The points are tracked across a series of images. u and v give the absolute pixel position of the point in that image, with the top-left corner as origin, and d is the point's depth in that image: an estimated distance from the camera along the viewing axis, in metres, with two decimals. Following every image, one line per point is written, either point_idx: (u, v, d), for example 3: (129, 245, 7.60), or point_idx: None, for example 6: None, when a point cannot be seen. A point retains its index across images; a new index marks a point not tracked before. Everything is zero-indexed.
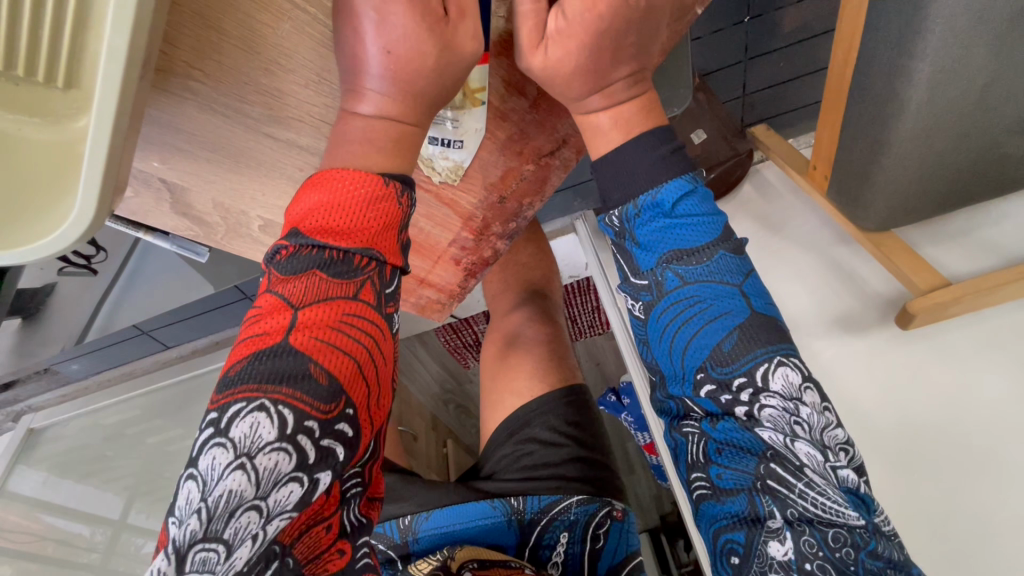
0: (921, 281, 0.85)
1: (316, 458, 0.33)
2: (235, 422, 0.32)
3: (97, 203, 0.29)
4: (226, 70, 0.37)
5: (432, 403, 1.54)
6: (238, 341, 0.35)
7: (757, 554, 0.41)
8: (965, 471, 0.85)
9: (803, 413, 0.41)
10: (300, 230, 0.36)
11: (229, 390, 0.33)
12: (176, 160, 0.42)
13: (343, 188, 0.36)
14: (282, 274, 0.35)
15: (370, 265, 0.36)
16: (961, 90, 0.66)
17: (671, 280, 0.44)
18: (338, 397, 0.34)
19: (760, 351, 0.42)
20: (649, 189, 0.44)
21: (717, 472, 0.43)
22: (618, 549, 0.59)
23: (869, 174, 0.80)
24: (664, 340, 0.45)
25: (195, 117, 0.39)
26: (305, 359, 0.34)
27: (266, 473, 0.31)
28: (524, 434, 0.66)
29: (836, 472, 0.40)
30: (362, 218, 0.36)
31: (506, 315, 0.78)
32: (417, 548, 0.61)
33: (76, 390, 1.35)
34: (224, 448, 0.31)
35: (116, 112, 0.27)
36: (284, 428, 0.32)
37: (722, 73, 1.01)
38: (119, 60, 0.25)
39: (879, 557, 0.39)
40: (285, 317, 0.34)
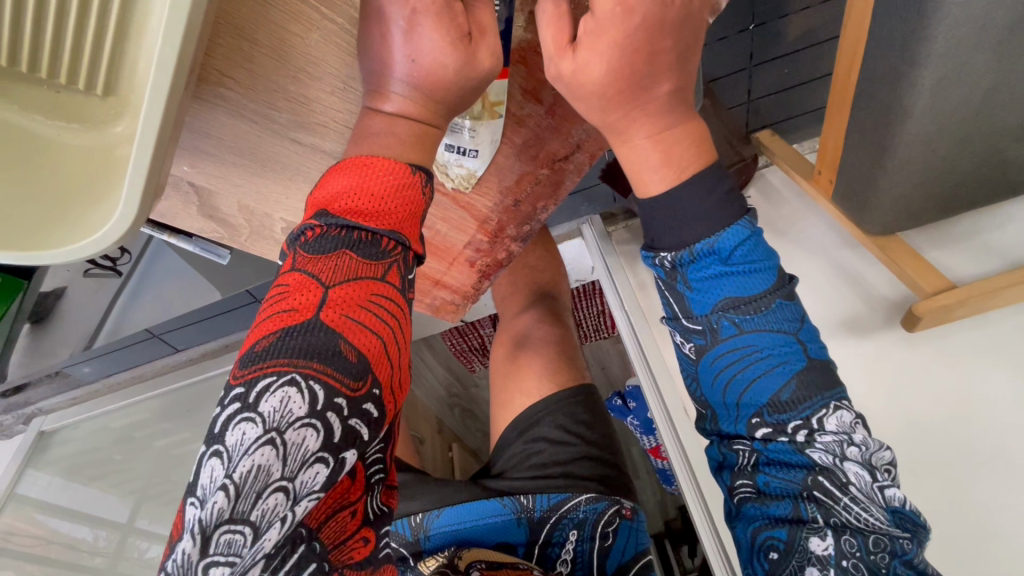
0: (926, 284, 0.86)
1: (342, 437, 0.34)
2: (266, 396, 0.33)
3: (139, 203, 0.31)
4: (257, 78, 0.39)
5: (438, 406, 1.55)
6: (263, 317, 0.36)
7: (798, 549, 0.43)
8: (971, 473, 0.85)
9: (857, 438, 0.44)
10: (330, 211, 0.37)
11: (258, 363, 0.34)
12: (205, 164, 0.44)
13: (370, 174, 0.38)
14: (309, 252, 0.36)
15: (397, 249, 0.38)
16: (964, 96, 0.68)
17: (727, 328, 0.45)
18: (365, 375, 0.36)
19: (817, 398, 0.45)
20: (706, 237, 0.43)
21: (764, 480, 0.45)
22: (627, 546, 0.59)
23: (874, 178, 0.82)
24: (717, 380, 0.47)
25: (226, 123, 0.41)
26: (335, 336, 0.35)
27: (295, 449, 0.33)
28: (534, 433, 0.67)
29: (882, 491, 0.43)
30: (388, 204, 0.38)
31: (516, 317, 0.79)
32: (428, 546, 0.62)
33: (86, 393, 1.36)
34: (254, 423, 0.32)
35: (163, 117, 0.28)
36: (315, 404, 0.33)
37: (729, 79, 1.03)
38: (168, 67, 0.27)
39: (914, 567, 0.41)
40: (315, 295, 0.35)
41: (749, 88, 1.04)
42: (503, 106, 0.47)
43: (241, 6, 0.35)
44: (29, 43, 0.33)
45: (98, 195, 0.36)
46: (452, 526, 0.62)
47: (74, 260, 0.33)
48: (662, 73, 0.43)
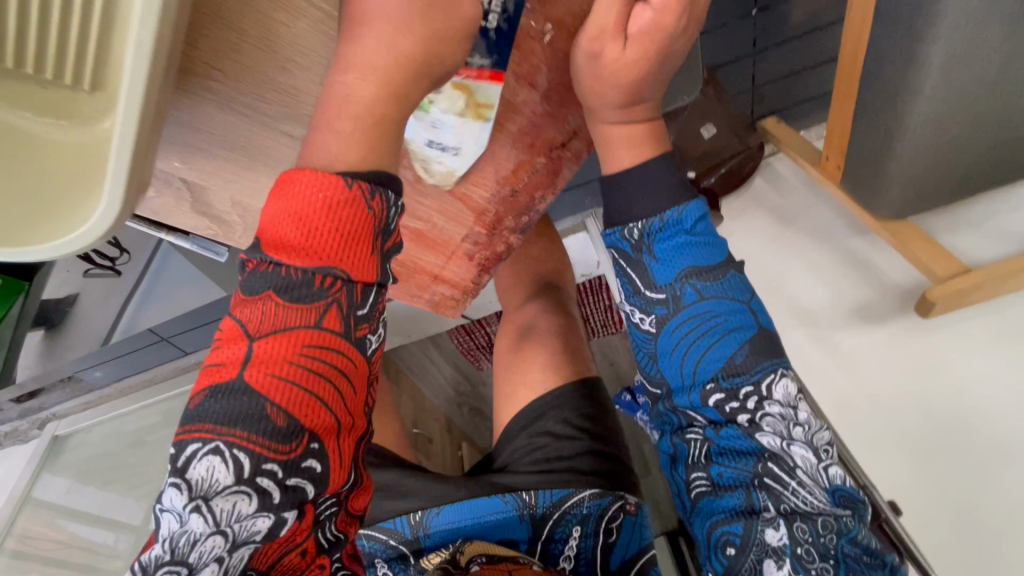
0: (939, 269, 0.84)
1: (279, 496, 0.35)
2: (193, 463, 0.33)
3: (123, 197, 0.30)
4: (245, 70, 0.38)
5: (446, 406, 1.50)
6: (203, 367, 0.36)
7: (754, 543, 0.43)
8: (990, 462, 0.83)
9: (802, 417, 0.44)
10: (262, 241, 0.35)
11: (189, 424, 0.34)
12: (196, 159, 0.44)
13: (304, 195, 0.34)
14: (243, 297, 0.35)
15: (334, 287, 0.35)
16: (974, 73, 0.66)
17: (689, 295, 0.45)
18: (300, 434, 0.35)
19: (767, 363, 0.45)
20: (673, 207, 0.46)
21: (718, 471, 0.45)
22: (631, 541, 0.58)
23: (883, 163, 0.80)
24: (676, 352, 0.46)
25: (214, 116, 0.40)
26: (259, 398, 0.34)
27: (224, 514, 0.33)
28: (539, 427, 0.67)
29: (825, 472, 0.43)
30: (320, 232, 0.34)
31: (519, 308, 0.78)
32: (428, 544, 0.62)
33: (98, 397, 1.36)
34: (180, 490, 0.33)
35: (143, 110, 0.28)
36: (241, 472, 0.33)
37: (731, 66, 0.98)
38: (145, 55, 0.26)
39: (859, 544, 0.42)
40: (241, 349, 0.35)
41: (753, 75, 1.01)
42: (493, 109, 0.46)
43: None
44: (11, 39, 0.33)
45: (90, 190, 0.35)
46: (452, 523, 0.63)
47: (60, 255, 0.33)
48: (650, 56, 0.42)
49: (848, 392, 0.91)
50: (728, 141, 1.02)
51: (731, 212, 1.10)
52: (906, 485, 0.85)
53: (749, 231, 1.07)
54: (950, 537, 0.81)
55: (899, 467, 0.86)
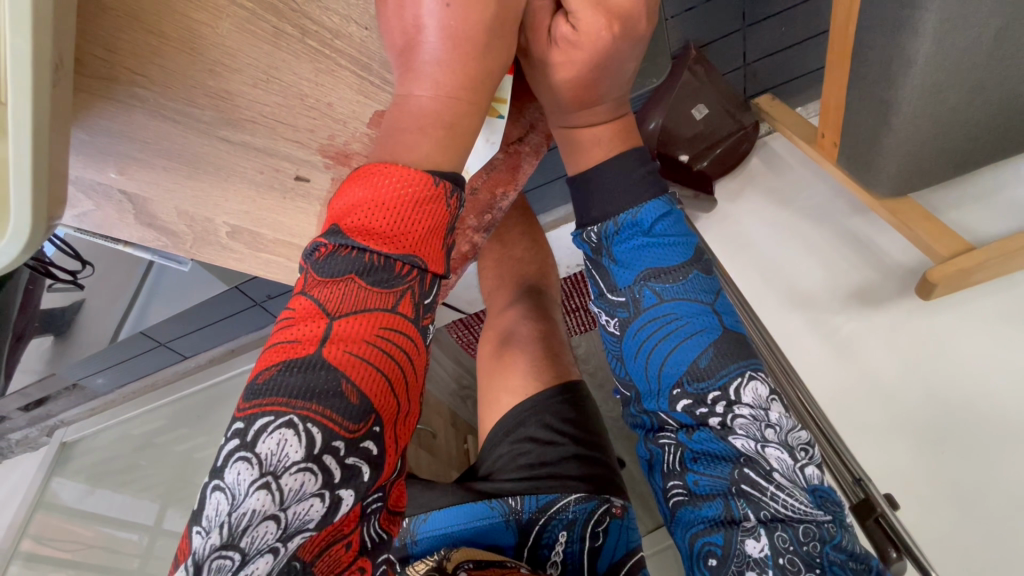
0: (942, 248, 0.80)
1: (340, 478, 0.31)
2: (264, 436, 0.30)
3: (32, 211, 0.29)
4: (170, 74, 0.36)
5: (451, 400, 1.44)
6: (270, 345, 0.34)
7: (735, 554, 0.40)
8: (1000, 448, 0.79)
9: (774, 418, 0.42)
10: (341, 227, 0.34)
11: (258, 399, 0.31)
12: (135, 170, 0.43)
13: (388, 185, 0.34)
14: (319, 277, 0.34)
15: (411, 274, 0.34)
16: (973, 39, 0.62)
17: (649, 298, 0.45)
18: (367, 415, 0.33)
19: (733, 367, 0.43)
20: (628, 210, 0.45)
21: (693, 479, 0.43)
22: (618, 545, 0.56)
23: (878, 139, 0.76)
24: (639, 354, 0.45)
25: (149, 125, 0.39)
26: (337, 374, 0.32)
27: (290, 492, 0.30)
28: (520, 432, 0.66)
29: (803, 472, 0.41)
30: (405, 220, 0.34)
31: (502, 312, 0.76)
32: (415, 551, 0.60)
33: (103, 403, 1.39)
34: (250, 464, 0.30)
35: (35, 112, 0.27)
36: (312, 448, 0.30)
37: (719, 43, 0.94)
38: (25, 67, 0.26)
39: (843, 551, 0.39)
40: (320, 326, 0.33)
41: (744, 51, 0.97)
42: (506, 106, 0.45)
43: None
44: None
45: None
46: (439, 530, 0.61)
47: None
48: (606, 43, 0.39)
49: (847, 377, 0.88)
50: (722, 122, 0.98)
51: (726, 194, 1.06)
52: (911, 472, 0.82)
53: (745, 216, 1.03)
54: (952, 524, 0.78)
55: (903, 454, 0.83)
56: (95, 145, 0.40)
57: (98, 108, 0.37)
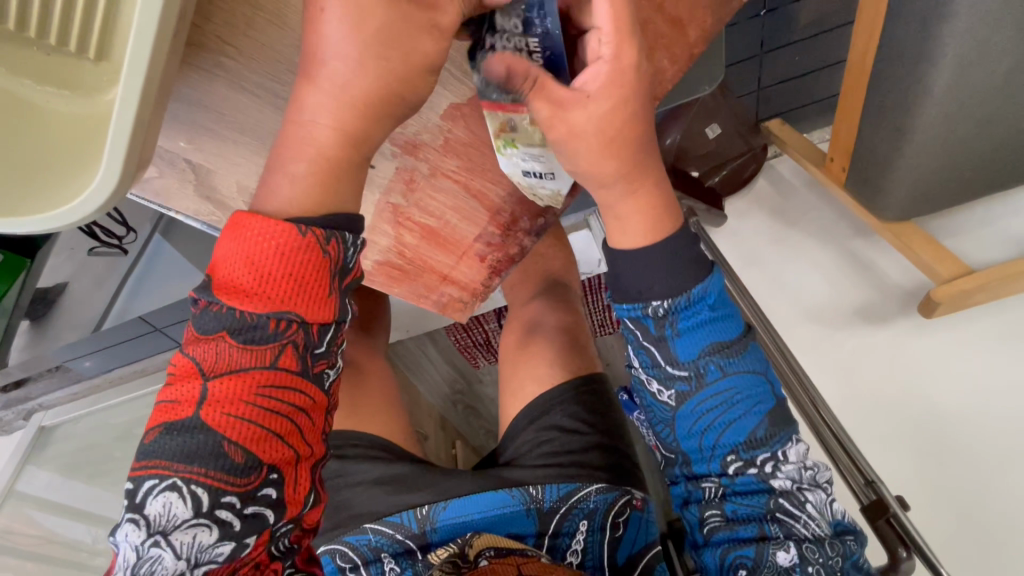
0: (944, 271, 0.85)
1: (239, 526, 0.35)
2: (150, 498, 0.34)
3: (123, 161, 0.32)
4: (257, 45, 0.39)
5: (441, 405, 1.45)
6: (155, 402, 0.37)
7: (765, 565, 0.46)
8: (992, 466, 0.83)
9: (811, 462, 0.48)
10: (214, 284, 0.36)
11: (144, 460, 0.35)
12: (202, 140, 0.43)
13: (255, 241, 0.35)
14: (196, 334, 0.36)
15: (290, 329, 0.36)
16: (985, 76, 0.67)
17: (711, 373, 0.46)
18: (260, 467, 0.36)
19: (784, 433, 0.48)
20: (697, 285, 0.44)
21: (732, 508, 0.48)
22: (637, 538, 0.64)
23: (889, 164, 0.80)
24: (696, 426, 0.48)
25: (227, 96, 0.41)
26: (215, 435, 0.35)
27: (186, 545, 0.34)
28: (545, 421, 0.71)
29: (830, 505, 0.48)
30: (278, 275, 0.35)
31: (525, 304, 0.85)
32: (435, 538, 0.64)
33: (88, 388, 1.24)
34: (142, 525, 0.34)
35: (148, 70, 0.30)
36: (200, 507, 0.34)
37: (736, 68, 1.02)
38: (153, 12, 0.29)
39: (861, 568, 0.46)
40: (196, 388, 0.35)
41: (759, 76, 1.03)
42: None
43: None
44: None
45: (73, 168, 0.35)
46: (460, 517, 0.65)
47: (51, 227, 0.33)
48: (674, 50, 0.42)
49: (850, 388, 0.92)
50: (733, 143, 1.02)
51: (735, 211, 1.09)
52: (905, 482, 0.86)
53: (750, 232, 1.07)
54: (944, 532, 0.82)
55: (898, 466, 0.87)
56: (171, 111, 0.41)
57: (183, 76, 0.39)
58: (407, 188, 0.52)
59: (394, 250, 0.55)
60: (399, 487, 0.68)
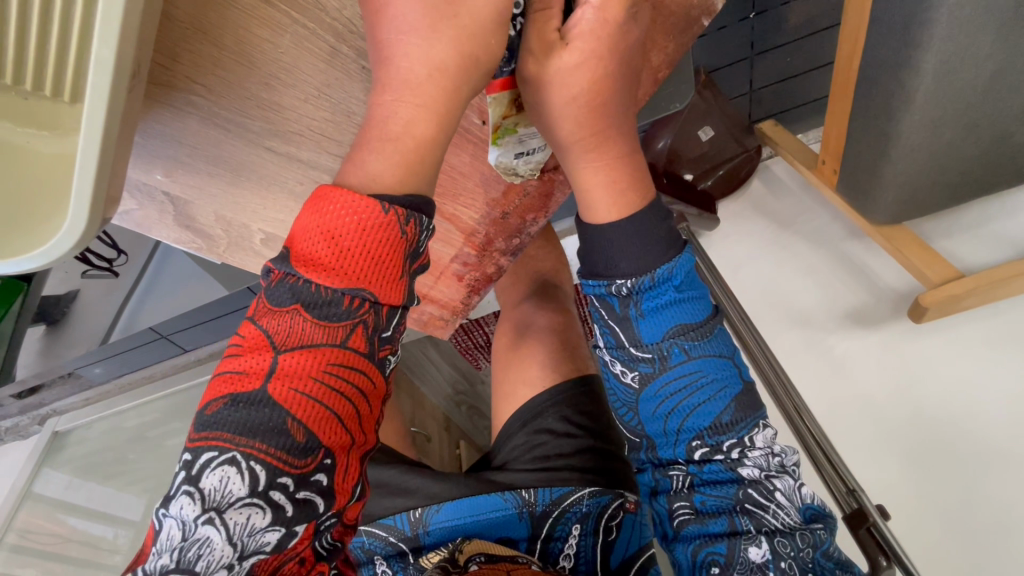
0: (933, 274, 0.84)
1: (294, 511, 0.32)
2: (208, 471, 0.31)
3: (89, 208, 0.32)
4: (225, 83, 0.39)
5: (445, 405, 1.48)
6: (217, 374, 0.34)
7: (738, 561, 0.45)
8: (985, 470, 0.83)
9: (776, 448, 0.48)
10: (290, 254, 0.33)
11: (206, 430, 0.32)
12: (179, 173, 0.45)
13: (338, 212, 0.33)
14: (269, 303, 0.34)
15: (363, 308, 0.33)
16: (969, 80, 0.66)
17: (676, 355, 0.47)
18: (317, 450, 0.33)
19: (752, 417, 0.48)
20: (665, 263, 0.45)
21: (701, 499, 0.47)
22: (631, 540, 0.62)
23: (877, 168, 0.80)
24: (660, 409, 0.48)
25: (200, 130, 0.42)
26: (282, 411, 0.32)
27: (239, 527, 0.31)
28: (538, 424, 0.72)
29: (799, 491, 0.47)
30: (355, 251, 0.33)
31: (516, 305, 0.86)
32: (427, 541, 0.66)
33: (98, 394, 1.22)
34: (193, 498, 0.31)
35: (106, 124, 0.30)
36: (256, 485, 0.31)
37: (729, 69, 1.04)
38: (106, 71, 0.29)
39: (830, 557, 0.45)
40: (265, 361, 0.33)
41: (751, 77, 1.04)
42: None
43: (209, 9, 0.35)
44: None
45: (54, 207, 0.37)
46: (450, 521, 0.66)
47: (30, 266, 0.35)
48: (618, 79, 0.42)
49: (842, 391, 0.92)
50: (728, 145, 1.02)
51: (728, 214, 1.09)
52: (896, 484, 0.86)
53: (744, 235, 1.07)
54: (936, 538, 0.82)
55: (890, 469, 0.87)
56: (146, 148, 0.43)
57: (155, 113, 0.40)
58: None
59: None
60: (389, 491, 0.71)
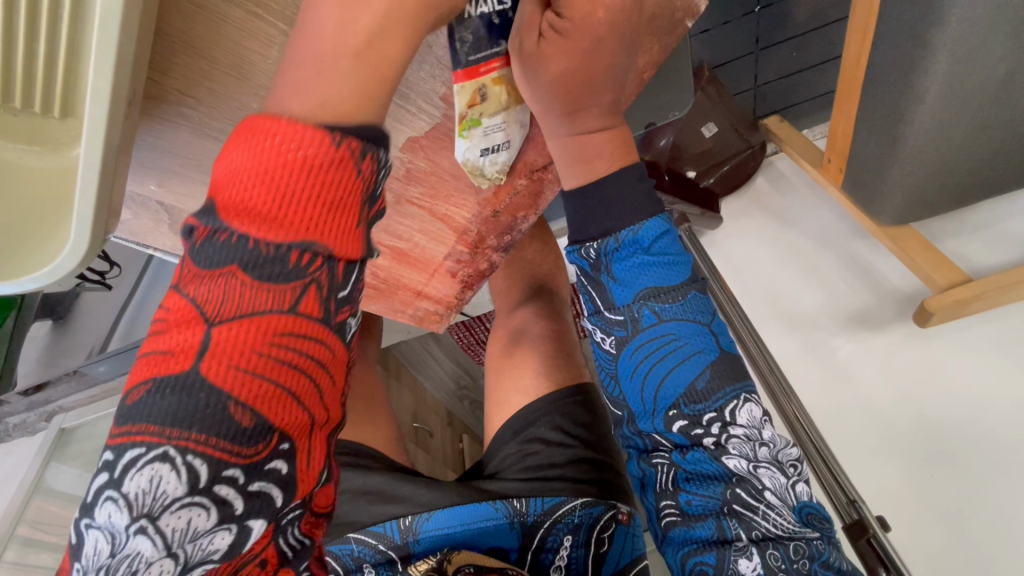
0: (941, 277, 0.82)
1: (245, 507, 0.27)
2: (133, 472, 0.25)
3: (88, 241, 0.31)
4: (219, 96, 0.38)
5: (447, 399, 1.47)
6: (142, 354, 0.28)
7: (728, 571, 0.42)
8: (989, 474, 0.82)
9: (767, 436, 0.43)
10: (216, 203, 0.27)
11: (127, 424, 0.26)
12: (172, 182, 0.44)
13: (273, 150, 0.26)
14: (196, 268, 0.27)
15: (314, 264, 0.27)
16: (981, 80, 0.64)
17: (648, 318, 0.44)
18: (270, 437, 0.27)
19: (730, 389, 0.44)
20: (631, 226, 0.43)
21: (686, 499, 0.44)
22: (623, 553, 0.63)
23: (884, 170, 0.78)
24: (636, 378, 0.45)
25: (191, 142, 0.41)
26: (220, 393, 0.26)
27: (177, 532, 0.25)
28: (531, 433, 0.73)
29: (794, 489, 0.43)
30: (300, 198, 0.26)
31: (511, 313, 0.86)
32: (417, 549, 0.66)
33: (105, 390, 1.16)
34: (119, 505, 0.25)
35: (101, 156, 0.29)
36: (196, 481, 0.26)
37: (733, 65, 1.01)
38: (100, 103, 0.27)
39: (831, 568, 0.41)
40: (195, 334, 0.26)
41: (756, 73, 1.01)
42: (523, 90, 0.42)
43: (195, 24, 0.34)
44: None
45: (54, 226, 0.36)
46: (442, 529, 0.66)
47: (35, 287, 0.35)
48: (596, 88, 0.41)
49: (846, 394, 0.91)
50: (730, 140, 1.00)
51: (731, 213, 1.07)
52: (901, 488, 0.85)
53: (749, 233, 1.05)
54: (940, 543, 0.81)
55: (895, 472, 0.86)
56: (138, 160, 0.41)
57: (145, 126, 0.38)
58: None
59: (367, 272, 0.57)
60: (381, 498, 0.72)
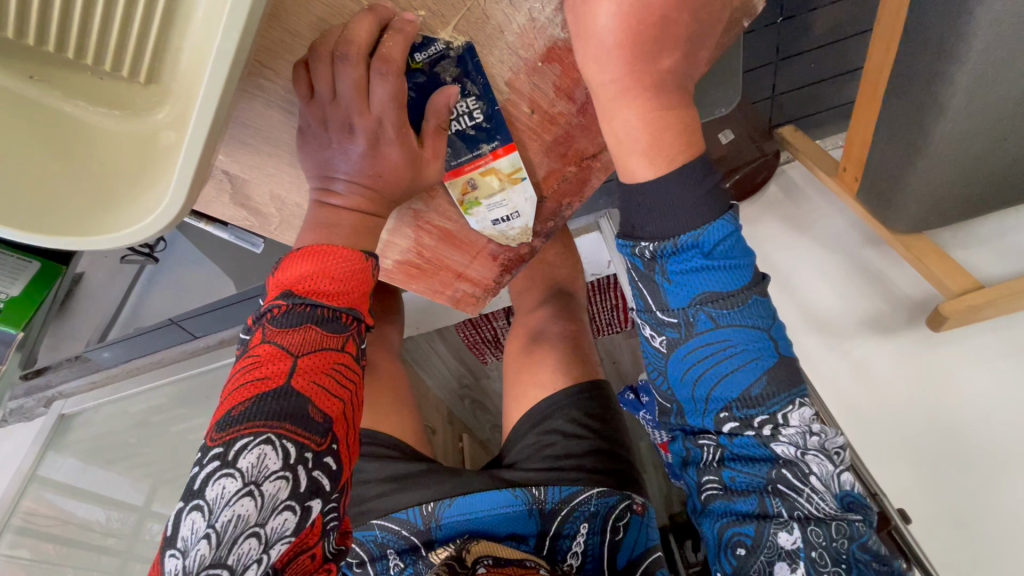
0: (954, 284, 0.85)
1: (307, 488, 0.37)
2: (243, 453, 0.35)
3: (186, 194, 0.32)
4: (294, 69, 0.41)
5: (448, 398, 1.47)
6: (236, 383, 0.38)
7: (766, 544, 0.44)
8: (997, 476, 0.84)
9: (818, 428, 0.44)
10: (294, 291, 0.40)
11: (232, 426, 0.36)
12: (240, 152, 0.46)
13: (330, 259, 0.41)
14: (278, 327, 0.39)
15: (354, 323, 0.41)
16: (1005, 93, 0.66)
17: (704, 322, 0.43)
18: (328, 433, 0.38)
19: (784, 395, 0.44)
20: (694, 228, 0.41)
21: (730, 475, 0.45)
22: (637, 542, 0.65)
23: (902, 177, 0.80)
24: (687, 376, 0.45)
25: (265, 114, 0.43)
26: (305, 400, 0.38)
27: (269, 498, 0.35)
28: (547, 424, 0.74)
29: (839, 477, 0.44)
30: (347, 285, 0.41)
31: (532, 311, 0.87)
32: (439, 535, 0.66)
33: (104, 377, 1.08)
34: (233, 477, 0.35)
35: (214, 113, 0.31)
36: (288, 458, 0.36)
37: (756, 73, 1.02)
38: (224, 64, 0.30)
39: (869, 550, 0.43)
40: (285, 364, 0.38)
41: (774, 83, 1.04)
42: (524, 169, 0.50)
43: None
44: (37, 15, 0.33)
45: (136, 187, 0.36)
46: (460, 517, 0.66)
47: (116, 246, 0.34)
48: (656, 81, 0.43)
49: (859, 395, 0.93)
50: (748, 145, 1.01)
51: (745, 218, 1.10)
52: (913, 490, 0.87)
53: (763, 238, 1.07)
54: (950, 543, 0.84)
55: (905, 474, 0.88)
56: None
57: None
58: (428, 197, 0.52)
59: (413, 251, 0.58)
60: (404, 485, 0.71)
